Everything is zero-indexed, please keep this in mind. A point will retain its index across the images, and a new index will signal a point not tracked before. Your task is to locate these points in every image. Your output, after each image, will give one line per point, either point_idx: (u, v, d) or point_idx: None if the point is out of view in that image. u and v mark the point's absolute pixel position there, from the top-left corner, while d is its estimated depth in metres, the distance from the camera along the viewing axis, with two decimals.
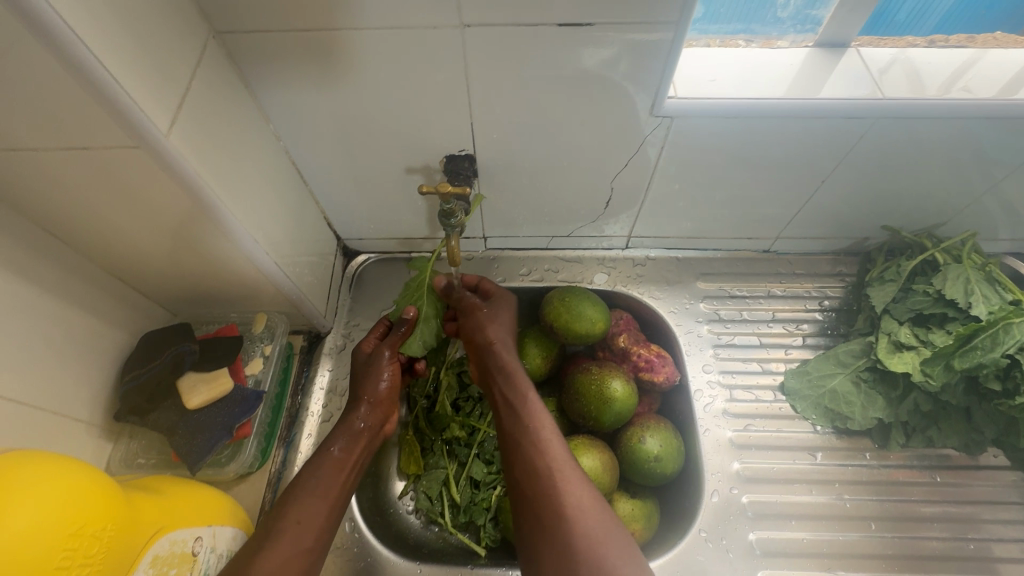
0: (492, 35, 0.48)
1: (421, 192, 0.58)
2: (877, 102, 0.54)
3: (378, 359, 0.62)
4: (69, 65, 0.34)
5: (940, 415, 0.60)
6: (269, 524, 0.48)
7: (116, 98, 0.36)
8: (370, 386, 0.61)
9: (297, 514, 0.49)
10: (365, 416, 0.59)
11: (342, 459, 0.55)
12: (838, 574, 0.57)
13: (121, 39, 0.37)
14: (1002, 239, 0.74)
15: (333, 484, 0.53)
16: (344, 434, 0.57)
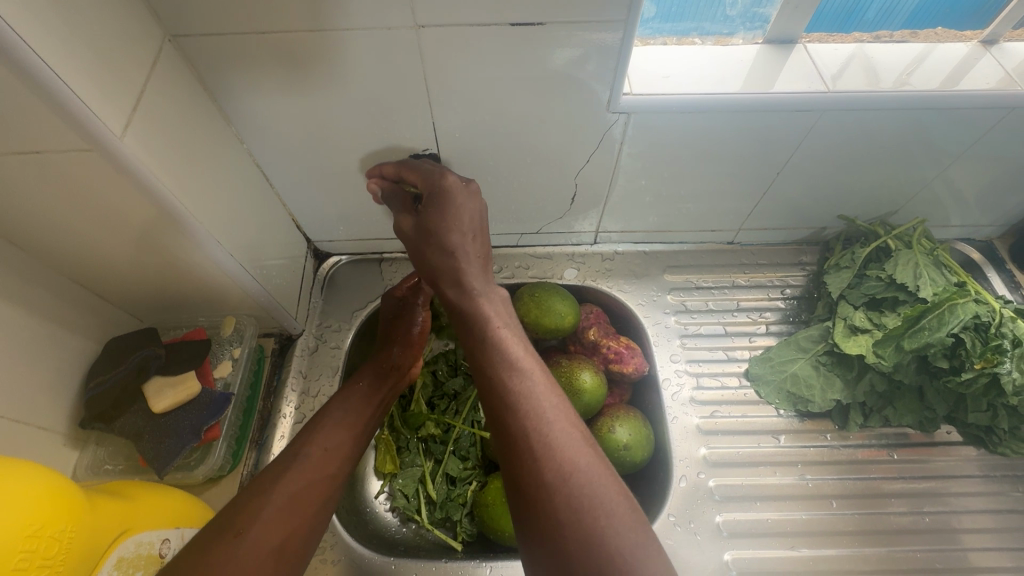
0: (447, 35, 0.49)
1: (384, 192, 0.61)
2: (824, 96, 0.56)
3: (411, 306, 0.68)
4: (16, 70, 0.34)
5: (895, 395, 0.63)
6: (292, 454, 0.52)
7: (68, 102, 0.37)
8: (404, 327, 0.66)
9: (323, 442, 0.54)
10: (397, 356, 0.64)
11: (371, 394, 0.60)
12: (802, 552, 0.59)
13: (71, 42, 0.37)
14: (953, 224, 0.78)
15: (357, 415, 0.58)
16: (373, 371, 0.62)
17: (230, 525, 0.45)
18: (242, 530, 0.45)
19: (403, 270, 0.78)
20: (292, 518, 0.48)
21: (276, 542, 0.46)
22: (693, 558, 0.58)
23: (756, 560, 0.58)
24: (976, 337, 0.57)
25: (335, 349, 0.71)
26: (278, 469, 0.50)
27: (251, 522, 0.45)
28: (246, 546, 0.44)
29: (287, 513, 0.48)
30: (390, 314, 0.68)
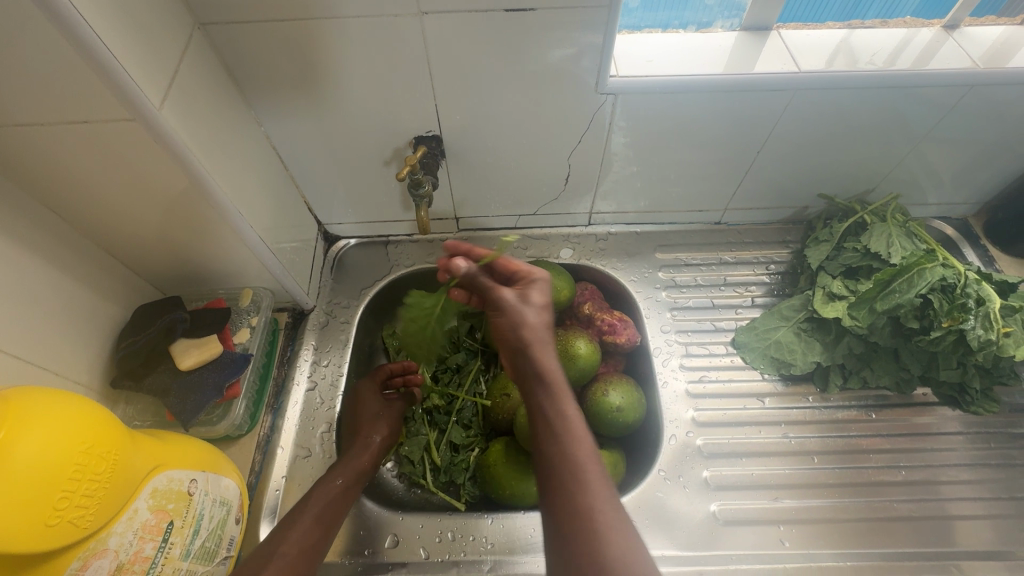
0: (447, 22, 0.53)
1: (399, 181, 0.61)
2: (795, 76, 0.61)
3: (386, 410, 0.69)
4: (74, 43, 0.39)
5: (872, 356, 0.66)
6: (267, 554, 0.52)
7: (114, 74, 0.41)
8: (377, 430, 0.67)
9: (298, 541, 0.54)
10: (371, 454, 0.64)
11: (346, 492, 0.60)
12: (784, 503, 0.62)
13: (118, 23, 0.42)
14: (930, 202, 0.82)
15: (335, 511, 0.58)
16: (350, 467, 0.62)
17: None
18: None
19: (408, 251, 0.84)
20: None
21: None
22: (681, 508, 0.61)
23: (741, 510, 0.62)
24: (943, 298, 0.60)
25: (343, 325, 0.76)
26: (253, 566, 0.51)
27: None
28: None
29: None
30: (364, 411, 0.68)
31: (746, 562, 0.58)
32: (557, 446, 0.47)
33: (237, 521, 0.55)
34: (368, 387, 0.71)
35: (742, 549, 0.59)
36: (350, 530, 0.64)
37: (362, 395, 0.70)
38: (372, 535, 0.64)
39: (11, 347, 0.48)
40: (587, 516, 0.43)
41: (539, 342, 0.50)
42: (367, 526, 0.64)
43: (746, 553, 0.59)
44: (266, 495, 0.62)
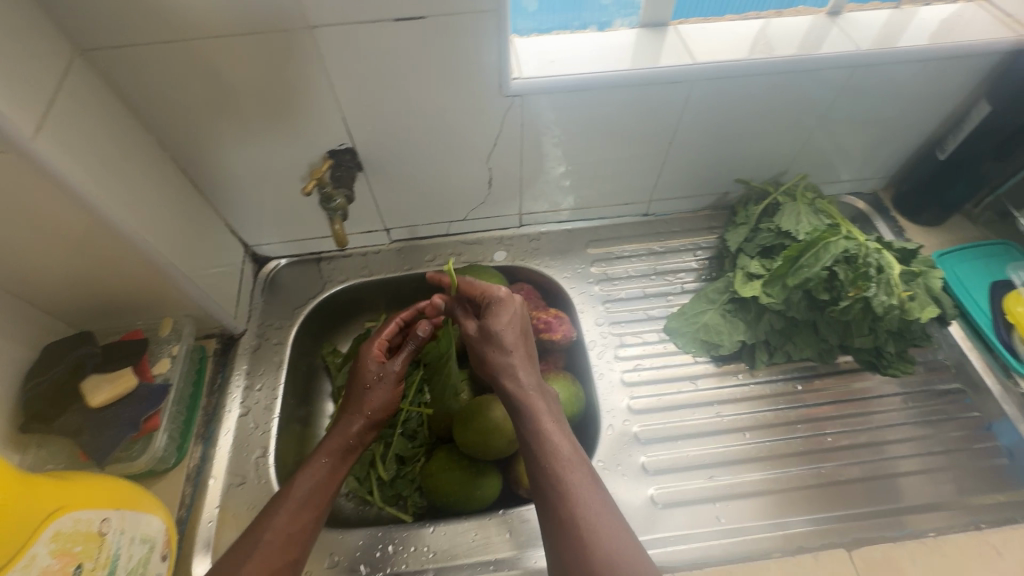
0: (337, 35, 0.54)
1: (308, 189, 0.60)
2: (690, 67, 0.63)
3: (387, 383, 0.66)
4: None
5: (793, 331, 0.69)
6: (252, 544, 0.53)
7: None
8: (370, 402, 0.65)
9: (283, 526, 0.55)
10: (360, 432, 0.64)
11: (332, 473, 0.61)
12: (720, 481, 0.63)
13: None
14: (844, 178, 0.86)
15: (321, 494, 0.59)
16: (339, 445, 0.62)
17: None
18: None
19: (341, 267, 0.83)
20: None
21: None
22: (621, 496, 0.62)
23: (678, 492, 0.62)
24: (847, 268, 0.63)
25: (276, 346, 0.75)
26: (239, 556, 0.52)
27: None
28: None
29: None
30: (360, 385, 0.66)
31: (683, 543, 0.59)
32: (540, 458, 0.53)
33: (164, 557, 0.54)
34: (371, 362, 0.67)
35: (680, 531, 0.60)
36: None
37: (360, 368, 0.66)
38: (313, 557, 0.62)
39: None
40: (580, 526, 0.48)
41: (520, 358, 0.59)
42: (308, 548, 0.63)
43: (684, 534, 0.60)
44: (199, 528, 0.60)
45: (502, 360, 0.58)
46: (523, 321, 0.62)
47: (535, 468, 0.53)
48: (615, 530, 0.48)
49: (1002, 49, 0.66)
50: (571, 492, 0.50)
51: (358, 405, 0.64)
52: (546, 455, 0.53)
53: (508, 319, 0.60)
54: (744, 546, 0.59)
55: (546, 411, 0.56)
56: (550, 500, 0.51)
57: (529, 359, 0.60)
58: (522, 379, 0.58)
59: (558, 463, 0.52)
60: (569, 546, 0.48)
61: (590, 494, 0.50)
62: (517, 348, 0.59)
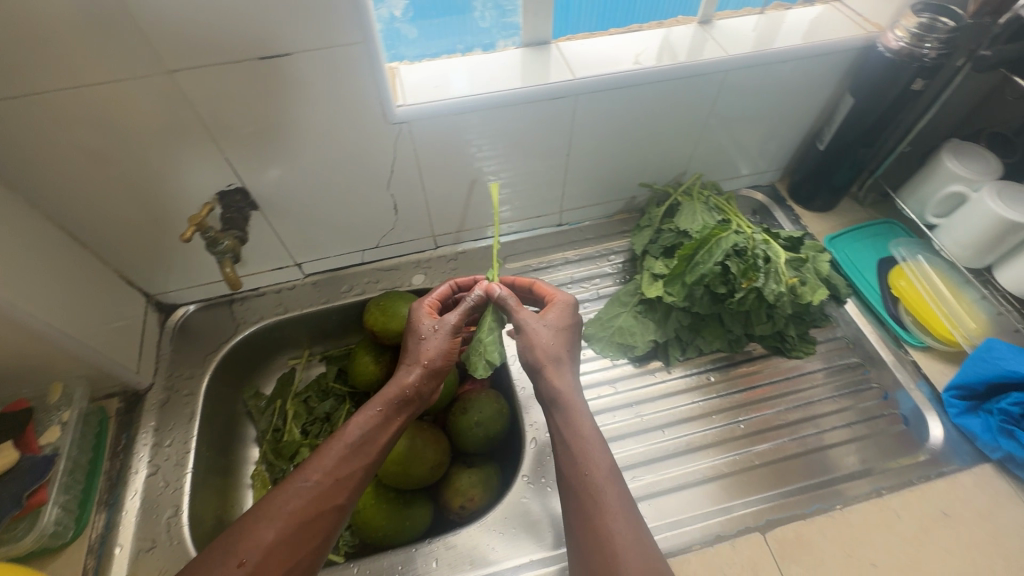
0: (202, 77, 0.53)
1: (186, 240, 0.55)
2: (571, 83, 0.65)
3: (443, 329, 0.60)
4: None
5: (700, 325, 0.72)
6: (297, 489, 0.52)
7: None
8: (426, 349, 0.59)
9: (335, 471, 0.53)
10: (416, 382, 0.58)
11: (386, 421, 0.57)
12: (642, 480, 0.64)
13: None
14: (743, 173, 0.90)
15: (361, 456, 0.55)
16: (390, 397, 0.57)
17: (235, 552, 0.48)
18: (246, 558, 0.48)
19: (255, 307, 0.81)
20: (281, 559, 0.49)
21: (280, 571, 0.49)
22: (548, 508, 0.62)
23: None
24: (738, 261, 0.66)
25: (187, 397, 0.72)
26: (283, 496, 0.52)
27: (254, 551, 0.48)
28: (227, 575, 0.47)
29: (274, 555, 0.49)
30: (410, 336, 0.61)
31: None
32: (571, 470, 0.53)
33: None
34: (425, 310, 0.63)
35: None
36: None
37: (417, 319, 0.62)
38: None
39: None
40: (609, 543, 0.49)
41: (565, 356, 0.59)
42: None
43: None
44: None
45: (539, 347, 0.58)
46: (573, 323, 0.61)
47: (570, 470, 0.54)
48: (643, 546, 0.49)
49: (855, 46, 0.71)
50: (604, 509, 0.50)
51: (416, 354, 0.59)
52: (582, 468, 0.53)
53: (559, 319, 0.61)
54: (666, 542, 0.59)
55: (587, 417, 0.55)
56: (580, 512, 0.51)
57: (563, 356, 0.59)
58: (565, 378, 0.57)
59: (597, 472, 0.52)
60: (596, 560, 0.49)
61: (621, 506, 0.51)
62: (551, 337, 0.59)
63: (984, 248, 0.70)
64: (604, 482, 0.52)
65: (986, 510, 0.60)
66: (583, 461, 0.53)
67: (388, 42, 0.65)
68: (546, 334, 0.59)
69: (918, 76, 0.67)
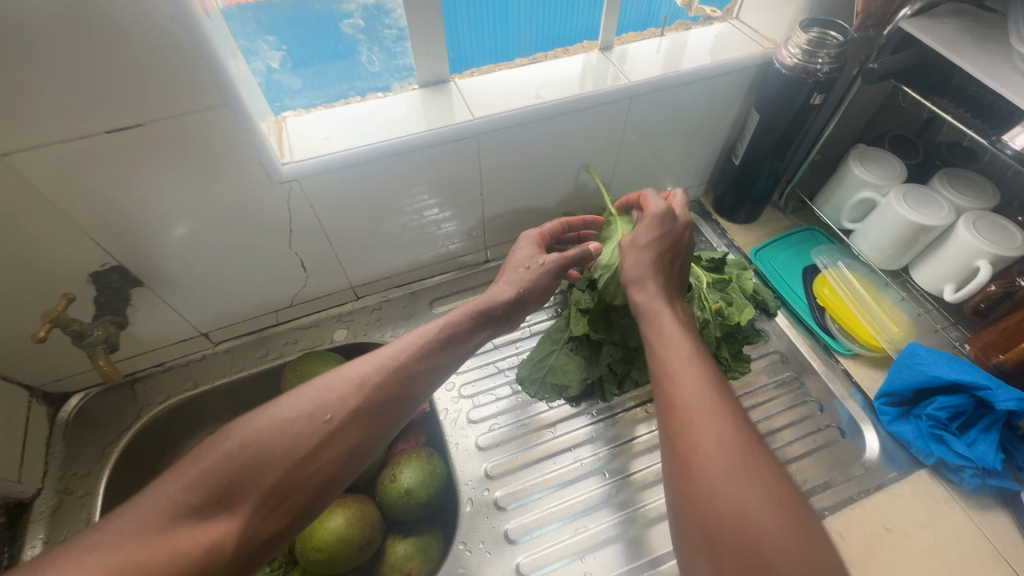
0: (41, 158, 0.47)
1: (42, 339, 0.51)
2: (470, 122, 0.62)
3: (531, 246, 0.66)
4: None
5: (633, 357, 0.70)
6: (380, 364, 0.51)
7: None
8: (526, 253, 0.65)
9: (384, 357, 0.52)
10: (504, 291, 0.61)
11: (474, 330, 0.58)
12: (585, 531, 0.61)
13: None
14: (668, 190, 0.90)
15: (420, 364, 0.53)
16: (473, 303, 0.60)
17: (321, 407, 0.47)
18: (332, 415, 0.47)
19: (161, 384, 0.74)
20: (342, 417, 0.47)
21: (346, 447, 0.47)
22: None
23: (544, 556, 0.59)
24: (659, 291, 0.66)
25: (84, 498, 0.65)
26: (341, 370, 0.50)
27: (341, 408, 0.47)
28: (265, 431, 0.45)
29: (338, 413, 0.47)
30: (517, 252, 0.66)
31: None
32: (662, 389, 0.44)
33: None
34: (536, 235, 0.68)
35: None
36: None
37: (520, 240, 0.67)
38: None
39: None
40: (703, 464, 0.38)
41: (656, 266, 0.54)
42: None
43: None
44: None
45: (624, 266, 0.56)
46: (670, 241, 0.56)
47: (660, 393, 0.44)
48: (746, 467, 0.37)
49: (755, 62, 0.72)
50: (693, 426, 0.40)
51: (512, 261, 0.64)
52: (667, 379, 0.44)
53: (657, 227, 0.56)
54: None
55: (671, 317, 0.49)
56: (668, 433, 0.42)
57: (658, 267, 0.54)
58: (649, 288, 0.53)
59: (682, 388, 0.42)
60: (686, 485, 0.39)
61: (719, 417, 0.40)
62: (650, 253, 0.55)
63: (899, 250, 0.71)
64: (693, 395, 0.41)
65: (924, 520, 0.60)
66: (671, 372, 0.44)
67: (270, 94, 0.60)
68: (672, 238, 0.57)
69: (815, 90, 0.67)
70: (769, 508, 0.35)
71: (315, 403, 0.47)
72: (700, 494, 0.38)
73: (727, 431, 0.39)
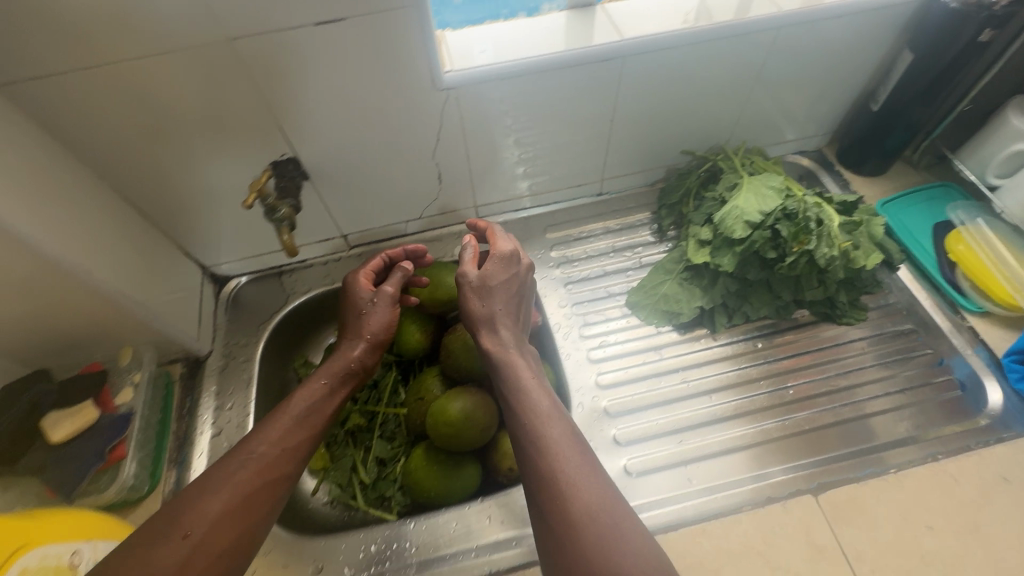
0: (259, 44, 0.54)
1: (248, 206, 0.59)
2: (619, 43, 0.64)
3: (382, 300, 0.66)
4: None
5: (748, 291, 0.71)
6: (248, 457, 0.52)
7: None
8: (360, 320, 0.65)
9: (281, 441, 0.54)
10: (361, 354, 0.63)
11: (331, 392, 0.60)
12: (689, 444, 0.64)
13: None
14: (788, 138, 0.88)
15: (317, 411, 0.58)
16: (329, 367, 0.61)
17: (178, 526, 0.46)
18: (191, 530, 0.46)
19: (303, 278, 0.83)
20: (252, 508, 0.50)
21: (226, 538, 0.47)
22: None
23: (650, 460, 0.63)
24: (789, 224, 0.64)
25: (244, 363, 0.75)
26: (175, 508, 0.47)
27: (199, 523, 0.46)
28: None
29: (235, 514, 0.48)
30: (355, 310, 0.66)
31: (658, 507, 0.60)
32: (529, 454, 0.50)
33: None
34: (361, 282, 0.67)
35: (653, 496, 0.61)
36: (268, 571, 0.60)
37: (354, 286, 0.67)
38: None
39: None
40: (578, 517, 0.44)
41: (501, 313, 0.61)
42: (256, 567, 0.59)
43: (657, 498, 0.60)
44: None
45: (491, 309, 0.61)
46: (512, 292, 0.63)
47: (530, 461, 0.50)
48: (611, 513, 0.45)
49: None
50: (568, 479, 0.47)
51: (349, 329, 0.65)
52: (536, 440, 0.50)
53: (503, 276, 0.63)
54: (716, 503, 0.59)
55: (525, 367, 0.57)
56: (542, 494, 0.47)
57: (514, 319, 0.62)
58: (500, 338, 0.60)
59: (554, 448, 0.49)
60: (565, 543, 0.44)
61: (577, 463, 0.48)
62: (500, 305, 0.62)
63: None
64: (563, 447, 0.49)
65: None
66: (536, 430, 0.51)
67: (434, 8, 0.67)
68: (473, 309, 0.61)
69: (985, 26, 0.64)
70: (642, 538, 0.44)
71: (179, 521, 0.46)
72: (584, 546, 0.43)
73: (589, 479, 0.47)
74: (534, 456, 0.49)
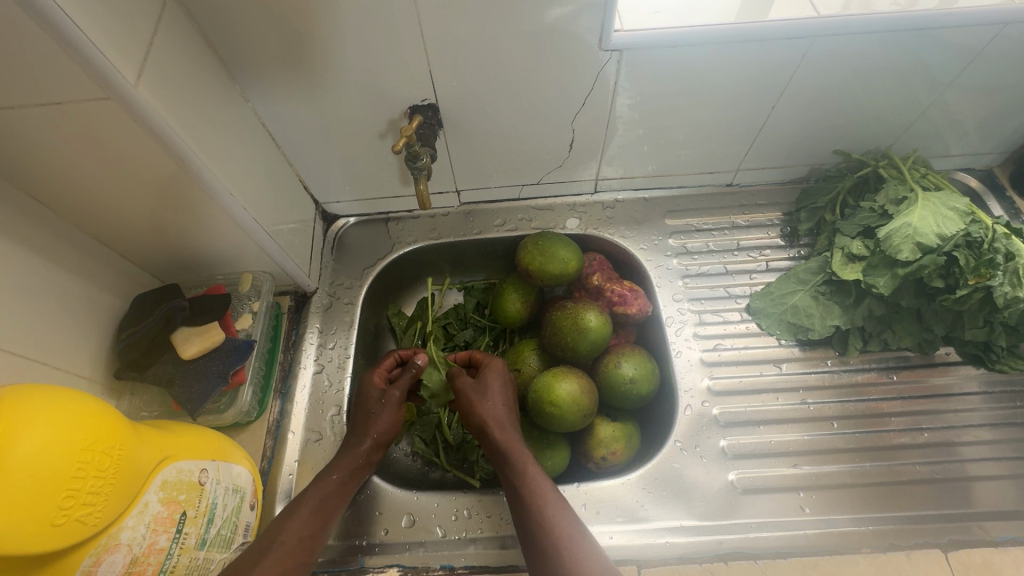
0: None
1: (396, 151, 0.60)
2: (815, 21, 0.57)
3: (390, 402, 0.61)
4: (51, 30, 0.37)
5: (893, 318, 0.65)
6: (269, 542, 0.50)
7: (71, 36, 0.38)
8: (377, 423, 0.60)
9: (298, 530, 0.52)
10: (370, 451, 0.59)
11: (342, 487, 0.56)
12: (804, 470, 0.60)
13: (98, 7, 0.40)
14: (952, 154, 0.77)
15: (331, 506, 0.55)
16: (346, 462, 0.57)
17: None
18: None
19: (409, 228, 0.81)
20: None
21: None
22: (700, 478, 0.60)
23: (759, 478, 0.60)
24: (969, 254, 0.58)
25: (347, 305, 0.75)
26: None
27: None
28: None
29: None
30: (365, 404, 0.61)
31: (765, 530, 0.57)
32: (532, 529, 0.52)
33: (252, 506, 0.54)
34: (376, 380, 0.63)
35: (761, 517, 0.58)
36: (360, 520, 0.60)
37: (365, 390, 0.62)
38: (362, 523, 0.60)
39: (25, 348, 0.47)
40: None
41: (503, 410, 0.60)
42: (352, 509, 0.61)
43: (765, 520, 0.58)
44: (280, 480, 0.62)
45: (486, 410, 0.60)
46: (506, 388, 0.62)
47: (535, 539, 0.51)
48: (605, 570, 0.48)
49: None
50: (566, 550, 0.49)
51: (366, 425, 0.60)
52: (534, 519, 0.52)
53: (501, 385, 0.62)
54: (829, 539, 0.56)
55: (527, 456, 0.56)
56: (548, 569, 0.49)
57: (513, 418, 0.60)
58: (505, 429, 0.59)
59: (551, 520, 0.51)
60: None
61: (572, 530, 0.51)
62: (502, 404, 0.60)
63: None
64: (562, 520, 0.51)
65: None
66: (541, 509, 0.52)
67: None
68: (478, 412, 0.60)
69: None
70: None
71: None
72: None
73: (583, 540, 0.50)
74: (548, 537, 0.51)
